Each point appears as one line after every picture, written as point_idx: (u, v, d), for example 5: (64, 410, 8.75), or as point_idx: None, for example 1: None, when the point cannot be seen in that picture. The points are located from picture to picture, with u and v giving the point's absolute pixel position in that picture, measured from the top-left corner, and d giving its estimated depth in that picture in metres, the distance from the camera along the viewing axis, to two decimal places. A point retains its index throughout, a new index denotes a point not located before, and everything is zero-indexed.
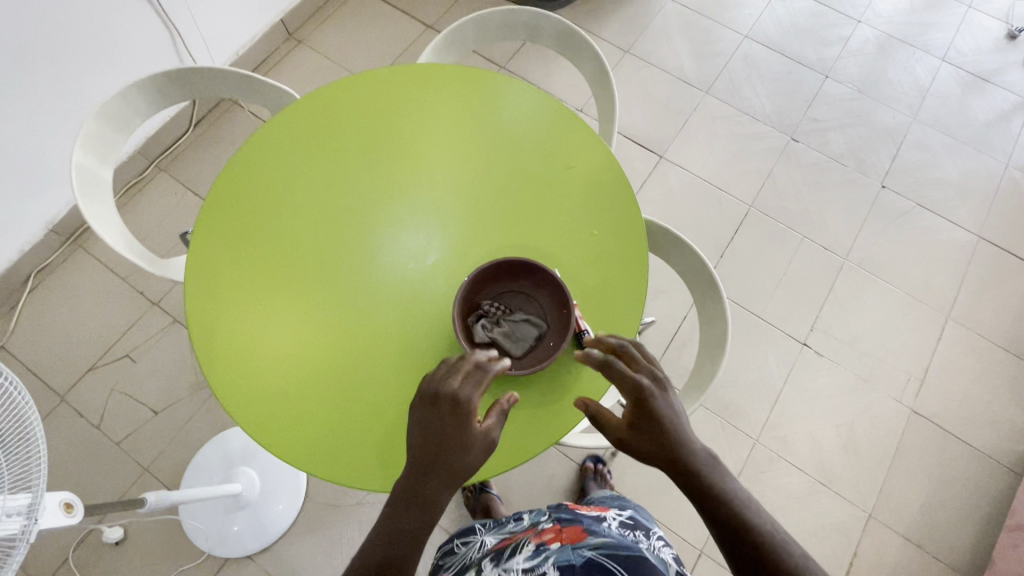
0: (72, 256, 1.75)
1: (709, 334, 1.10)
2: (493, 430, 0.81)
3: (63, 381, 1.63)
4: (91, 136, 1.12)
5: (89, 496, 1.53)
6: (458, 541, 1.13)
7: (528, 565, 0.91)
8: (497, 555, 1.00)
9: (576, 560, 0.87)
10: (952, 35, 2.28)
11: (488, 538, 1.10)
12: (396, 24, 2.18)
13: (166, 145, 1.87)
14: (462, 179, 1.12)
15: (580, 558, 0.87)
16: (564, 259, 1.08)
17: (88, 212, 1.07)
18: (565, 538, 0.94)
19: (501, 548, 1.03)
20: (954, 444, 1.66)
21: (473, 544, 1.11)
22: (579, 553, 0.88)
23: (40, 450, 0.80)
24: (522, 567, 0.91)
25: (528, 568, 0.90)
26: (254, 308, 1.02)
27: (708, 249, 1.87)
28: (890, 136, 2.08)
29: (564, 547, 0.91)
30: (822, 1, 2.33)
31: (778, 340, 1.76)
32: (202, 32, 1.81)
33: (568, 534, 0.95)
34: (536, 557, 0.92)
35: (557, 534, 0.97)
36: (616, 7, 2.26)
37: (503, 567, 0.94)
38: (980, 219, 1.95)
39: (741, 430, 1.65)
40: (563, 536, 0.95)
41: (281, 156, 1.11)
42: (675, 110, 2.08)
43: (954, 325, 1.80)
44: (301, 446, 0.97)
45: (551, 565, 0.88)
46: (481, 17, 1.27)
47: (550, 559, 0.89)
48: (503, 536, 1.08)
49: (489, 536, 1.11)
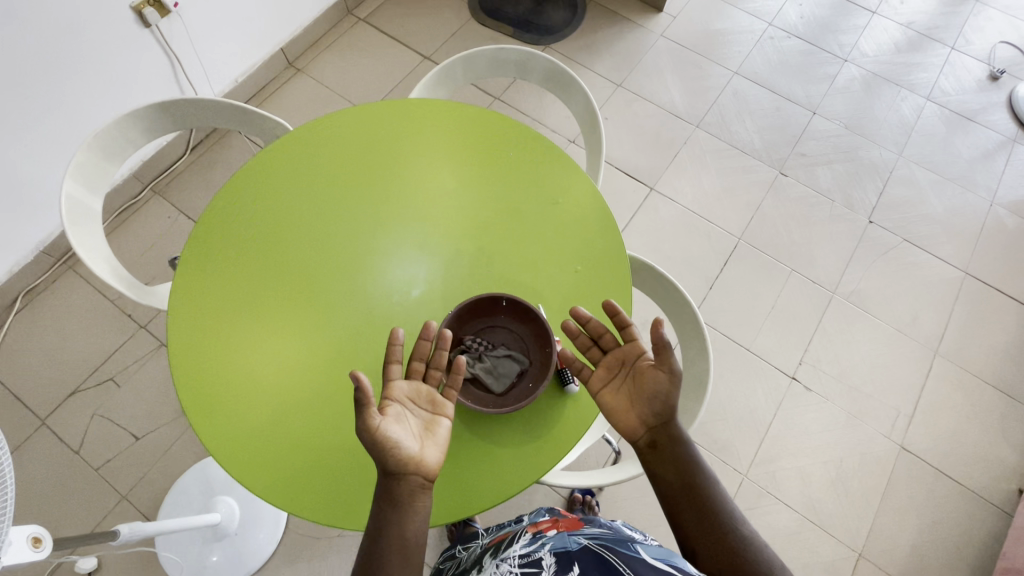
0: (62, 277, 1.75)
1: (695, 370, 1.10)
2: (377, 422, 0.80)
3: (45, 404, 1.61)
4: (83, 164, 1.13)
5: (63, 525, 1.49)
6: (460, 548, 1.19)
7: (525, 551, 0.90)
8: (494, 549, 1.00)
9: (572, 546, 0.87)
10: (936, 75, 2.34)
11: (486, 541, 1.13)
12: (394, 55, 2.23)
13: (161, 169, 1.89)
14: (448, 212, 1.14)
15: (577, 544, 0.87)
16: (546, 294, 1.09)
17: (75, 241, 1.08)
18: (561, 527, 0.96)
19: (498, 543, 1.03)
20: (943, 481, 1.65)
21: (471, 547, 1.15)
22: (575, 540, 0.88)
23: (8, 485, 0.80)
24: (518, 553, 0.90)
25: (524, 554, 0.89)
26: (238, 337, 1.02)
27: (697, 281, 1.88)
28: (877, 172, 2.12)
29: (561, 535, 0.92)
30: (810, 40, 2.39)
31: (767, 374, 1.76)
32: (204, 62, 1.86)
33: (565, 525, 0.97)
34: (534, 544, 0.91)
35: (553, 523, 0.98)
36: (609, 43, 2.32)
37: (499, 557, 0.92)
38: (967, 256, 1.97)
39: (730, 465, 1.64)
40: (559, 525, 0.97)
41: (265, 193, 1.12)
42: (666, 143, 2.11)
43: (942, 360, 1.80)
44: (280, 482, 0.96)
45: (548, 550, 0.87)
46: (469, 56, 1.30)
47: (547, 545, 0.89)
48: (496, 535, 1.12)
49: (487, 538, 1.16)
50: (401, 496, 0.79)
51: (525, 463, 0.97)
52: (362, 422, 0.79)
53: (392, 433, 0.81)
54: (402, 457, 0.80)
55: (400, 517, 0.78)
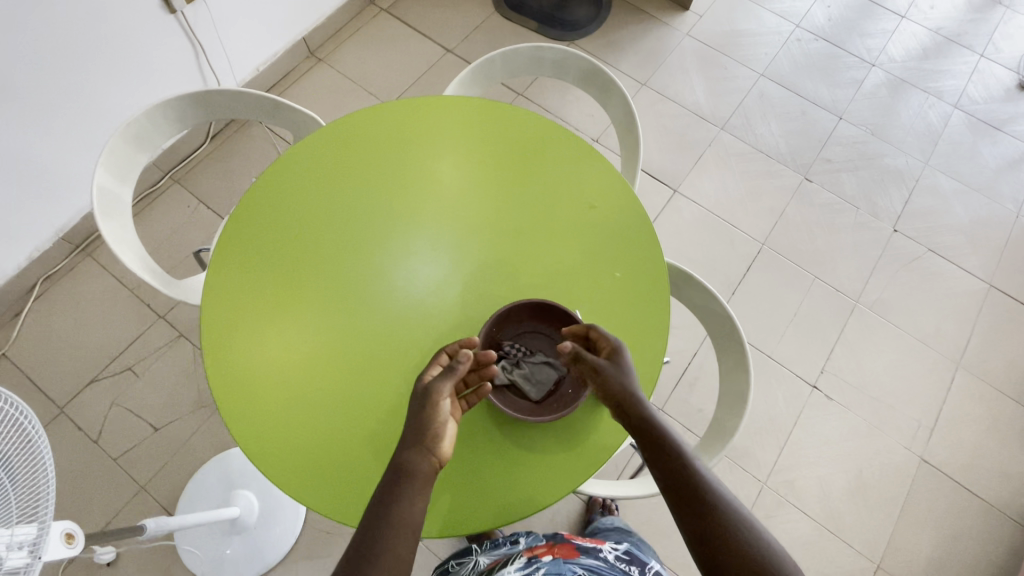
0: (81, 264, 1.74)
1: (732, 383, 1.08)
2: (441, 388, 0.84)
3: (63, 393, 1.60)
4: (113, 154, 1.11)
5: (81, 514, 1.49)
6: (454, 563, 1.14)
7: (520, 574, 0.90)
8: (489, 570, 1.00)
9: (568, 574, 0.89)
10: (964, 82, 2.31)
11: (483, 559, 1.09)
12: (417, 46, 2.20)
13: (181, 158, 1.87)
14: (482, 212, 1.12)
15: None
16: (585, 301, 1.07)
17: (106, 232, 1.06)
18: (557, 553, 0.96)
19: (492, 565, 1.03)
20: (962, 494, 1.64)
21: (465, 564, 1.11)
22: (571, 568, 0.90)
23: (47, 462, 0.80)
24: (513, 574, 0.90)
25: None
26: (269, 330, 1.01)
27: (719, 286, 1.87)
28: (902, 180, 2.09)
29: (557, 561, 0.93)
30: (836, 43, 2.36)
31: (788, 382, 1.75)
32: (227, 50, 1.84)
33: (561, 552, 0.97)
34: (529, 567, 0.92)
35: (549, 549, 0.98)
36: (634, 40, 2.28)
37: None
38: (991, 268, 1.96)
39: (748, 472, 1.63)
40: (555, 552, 0.97)
41: (299, 188, 1.11)
42: (690, 145, 2.09)
43: (964, 373, 1.79)
44: (308, 481, 0.95)
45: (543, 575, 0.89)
46: (508, 53, 1.28)
47: (542, 570, 0.90)
48: (492, 557, 1.08)
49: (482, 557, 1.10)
50: (411, 471, 0.78)
51: (555, 476, 0.95)
52: (439, 382, 0.84)
53: (443, 408, 0.83)
54: (432, 434, 0.82)
55: (407, 492, 0.76)
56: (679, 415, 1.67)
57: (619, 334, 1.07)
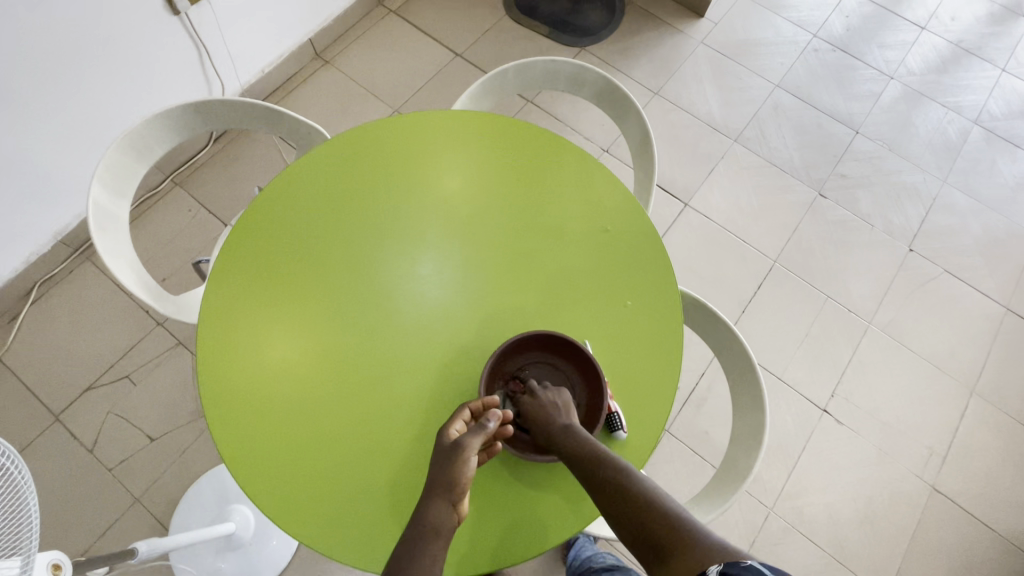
0: (80, 268, 1.71)
1: (747, 421, 1.05)
2: (470, 447, 0.80)
3: (60, 399, 1.57)
4: (111, 166, 1.07)
5: (74, 525, 1.47)
6: None
7: None
8: None
9: None
10: (985, 97, 2.25)
11: None
12: (425, 49, 2.16)
13: (183, 160, 1.84)
14: (491, 233, 1.08)
15: None
16: (594, 330, 1.04)
17: (102, 247, 1.03)
18: None
19: None
20: (973, 525, 1.60)
21: None
22: None
23: (28, 493, 0.76)
24: None
25: None
26: (267, 351, 0.98)
27: (729, 304, 1.82)
28: (919, 197, 2.04)
29: None
30: (854, 54, 2.30)
31: (797, 404, 1.71)
32: (231, 52, 1.80)
33: None
34: None
35: None
36: (647, 48, 2.24)
37: None
38: (1008, 292, 1.91)
39: (755, 497, 1.59)
40: None
41: (303, 202, 1.07)
42: (702, 157, 2.04)
43: (978, 399, 1.75)
44: (301, 513, 0.91)
45: None
46: (522, 66, 1.24)
47: None
48: None
49: None
50: (428, 528, 0.76)
51: (562, 515, 0.92)
52: (468, 441, 0.80)
53: (468, 465, 0.80)
54: (452, 489, 0.79)
55: (423, 552, 0.74)
56: (686, 438, 1.63)
57: (631, 369, 1.03)
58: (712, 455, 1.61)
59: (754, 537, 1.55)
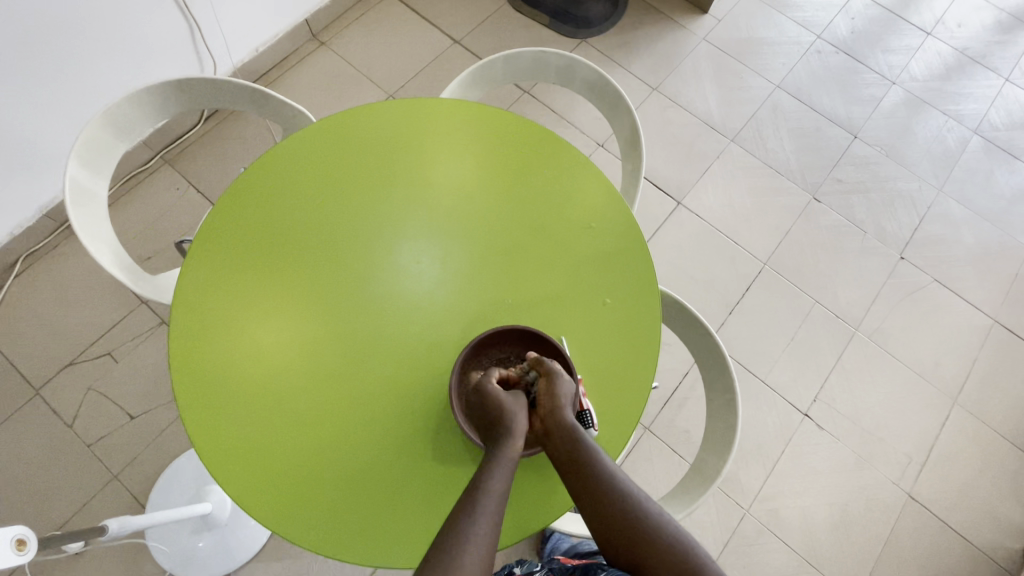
0: (65, 243, 1.69)
1: (718, 423, 1.06)
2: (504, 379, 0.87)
3: (41, 374, 1.57)
4: (90, 141, 1.06)
5: (51, 500, 1.47)
6: None
7: None
8: None
9: None
10: (986, 106, 2.23)
11: None
12: (423, 35, 2.13)
13: (173, 138, 1.82)
14: (474, 225, 1.07)
15: None
16: (571, 326, 1.03)
17: (78, 225, 1.02)
18: None
19: None
20: (946, 534, 1.61)
21: None
22: None
23: None
24: None
25: None
26: (243, 334, 0.97)
27: (716, 305, 1.82)
28: (914, 205, 2.03)
29: None
30: (857, 57, 2.28)
31: (779, 408, 1.71)
32: (224, 30, 1.77)
33: None
34: None
35: None
36: (649, 43, 2.21)
37: None
38: (996, 304, 1.90)
39: (732, 499, 1.60)
40: None
41: (286, 186, 1.06)
42: (698, 155, 2.03)
43: (960, 410, 1.75)
44: (269, 500, 0.91)
45: None
46: (511, 56, 1.22)
47: None
48: None
49: None
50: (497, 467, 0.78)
51: (529, 511, 0.95)
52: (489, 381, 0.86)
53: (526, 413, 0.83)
54: (511, 429, 0.81)
55: (484, 485, 0.76)
56: (666, 436, 1.64)
57: (607, 369, 1.02)
58: (691, 455, 1.62)
59: (729, 537, 1.56)
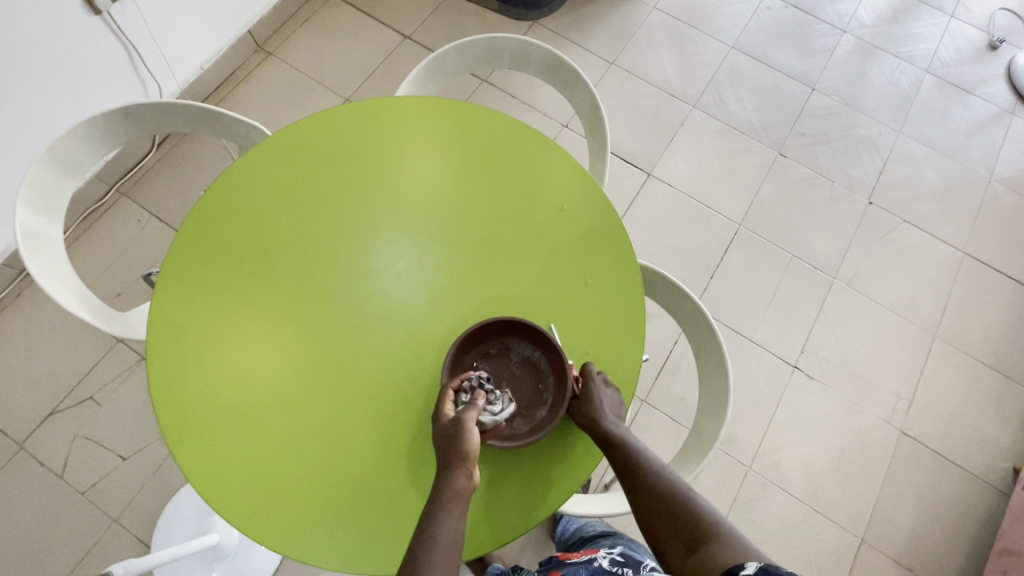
0: (28, 289, 1.63)
1: (711, 388, 1.08)
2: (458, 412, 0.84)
3: (21, 429, 1.52)
4: (35, 182, 1.02)
5: (52, 552, 1.44)
6: None
7: None
8: None
9: None
10: (935, 45, 2.27)
11: None
12: (373, 34, 2.08)
13: (127, 169, 1.76)
14: (446, 221, 1.06)
15: None
16: (556, 312, 1.03)
17: (35, 271, 0.98)
18: None
19: None
20: (939, 463, 1.67)
21: None
22: None
23: None
24: None
25: None
26: (225, 360, 0.95)
27: (697, 270, 1.84)
28: (877, 150, 2.07)
29: None
30: (806, 9, 2.29)
31: (768, 363, 1.74)
32: (165, 51, 1.71)
33: None
34: None
35: None
36: (601, 18, 2.19)
37: None
38: (965, 236, 1.96)
39: (733, 458, 1.63)
40: None
41: (250, 203, 1.03)
42: (663, 125, 2.03)
43: (941, 343, 1.81)
44: (275, 522, 0.90)
45: None
46: (462, 45, 1.20)
47: None
48: None
49: None
50: (448, 497, 0.79)
51: (538, 498, 0.95)
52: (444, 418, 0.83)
53: (470, 434, 0.81)
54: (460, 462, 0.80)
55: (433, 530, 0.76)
56: (663, 406, 1.66)
57: (595, 349, 1.03)
58: (689, 420, 1.64)
59: (735, 495, 1.59)
